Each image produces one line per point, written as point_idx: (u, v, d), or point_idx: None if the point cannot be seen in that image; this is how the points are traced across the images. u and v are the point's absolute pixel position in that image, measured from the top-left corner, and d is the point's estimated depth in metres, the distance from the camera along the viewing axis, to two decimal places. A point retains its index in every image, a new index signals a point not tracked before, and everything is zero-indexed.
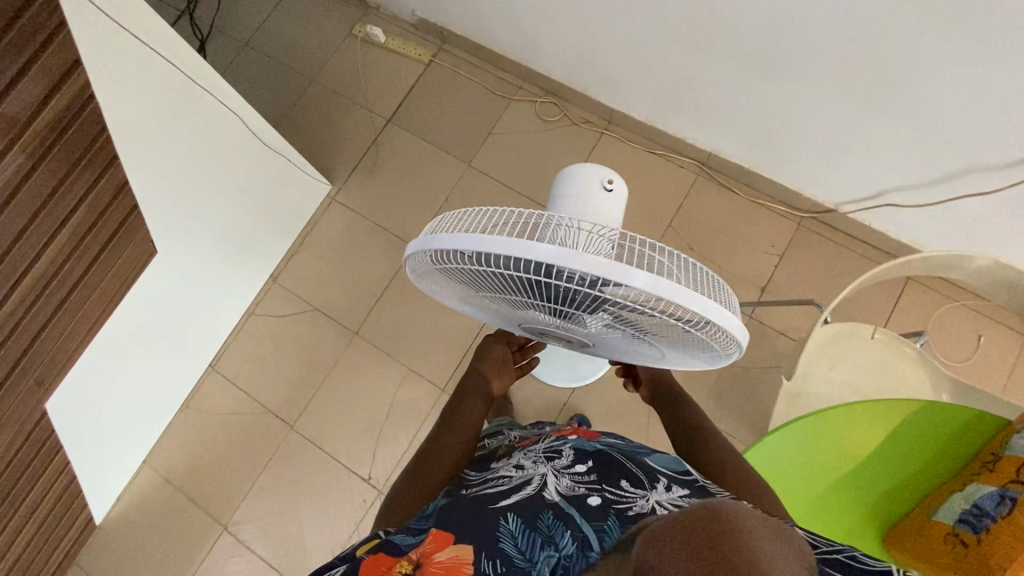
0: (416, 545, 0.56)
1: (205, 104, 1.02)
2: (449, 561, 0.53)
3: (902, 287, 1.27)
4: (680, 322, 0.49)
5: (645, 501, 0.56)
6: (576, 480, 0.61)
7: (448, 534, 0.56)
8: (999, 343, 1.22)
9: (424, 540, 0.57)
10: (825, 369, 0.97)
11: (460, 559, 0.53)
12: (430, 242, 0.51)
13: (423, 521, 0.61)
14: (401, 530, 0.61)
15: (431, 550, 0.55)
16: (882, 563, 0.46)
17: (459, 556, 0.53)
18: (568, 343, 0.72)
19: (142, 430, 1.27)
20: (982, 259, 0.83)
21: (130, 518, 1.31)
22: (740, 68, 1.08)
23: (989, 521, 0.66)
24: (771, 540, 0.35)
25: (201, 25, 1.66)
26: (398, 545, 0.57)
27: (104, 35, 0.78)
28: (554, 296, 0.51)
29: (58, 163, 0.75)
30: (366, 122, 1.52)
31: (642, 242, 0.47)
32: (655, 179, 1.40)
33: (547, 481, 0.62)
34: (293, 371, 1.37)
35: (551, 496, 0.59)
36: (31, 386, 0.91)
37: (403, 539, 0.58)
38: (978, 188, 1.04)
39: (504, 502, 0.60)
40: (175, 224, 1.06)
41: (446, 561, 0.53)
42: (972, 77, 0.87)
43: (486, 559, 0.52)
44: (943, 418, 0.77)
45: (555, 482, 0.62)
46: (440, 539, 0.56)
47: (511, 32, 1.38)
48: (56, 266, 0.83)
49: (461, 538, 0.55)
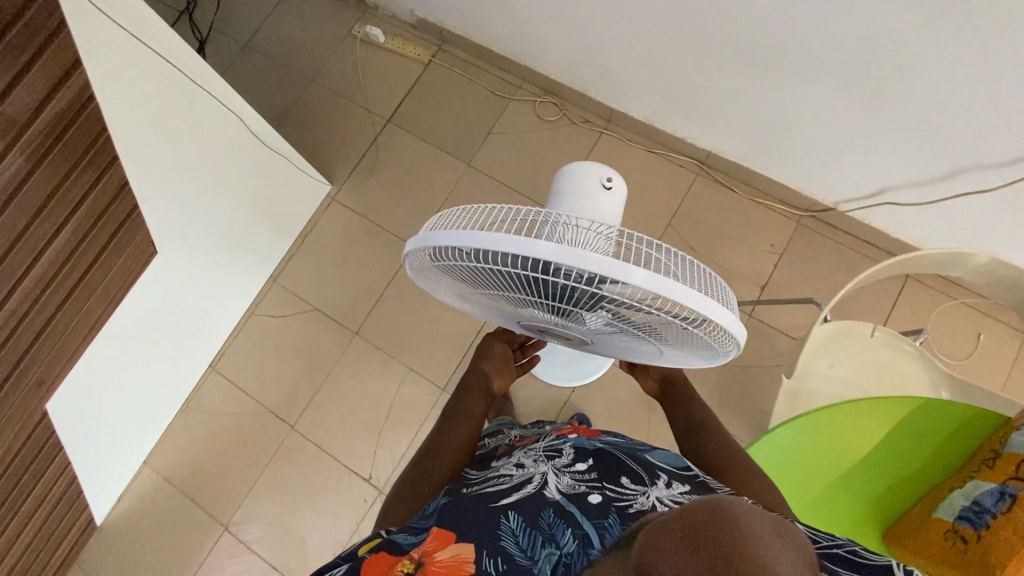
0: (418, 544, 0.57)
1: (204, 104, 1.02)
2: (450, 560, 0.53)
3: (902, 285, 1.27)
4: (679, 319, 0.49)
5: (646, 498, 0.57)
6: (577, 478, 0.61)
7: (449, 532, 0.56)
8: (999, 341, 1.22)
9: (425, 539, 0.57)
10: (825, 367, 0.97)
11: (461, 558, 0.53)
12: (430, 238, 0.51)
13: (425, 520, 0.61)
14: (402, 530, 0.61)
15: (432, 549, 0.55)
16: (882, 557, 0.47)
17: (460, 555, 0.53)
18: (567, 340, 0.72)
19: (142, 431, 1.27)
20: (981, 257, 0.83)
21: (130, 518, 1.31)
22: (739, 67, 1.08)
23: (989, 518, 0.66)
24: (770, 533, 0.35)
25: (199, 26, 1.66)
26: (400, 544, 0.58)
27: (104, 35, 0.78)
28: (553, 293, 0.51)
29: (58, 164, 0.75)
30: (365, 122, 1.52)
31: (641, 239, 0.47)
32: (655, 178, 1.40)
33: (548, 480, 0.62)
34: (293, 371, 1.37)
35: (552, 494, 0.59)
36: (32, 386, 0.91)
37: (404, 538, 0.59)
38: (978, 186, 1.04)
39: (505, 501, 0.60)
40: (175, 224, 1.06)
41: (447, 560, 0.53)
42: (970, 75, 0.87)
43: (487, 557, 0.52)
44: (943, 416, 0.78)
45: (556, 481, 0.62)
46: (441, 538, 0.56)
47: (510, 32, 1.38)
48: (56, 266, 0.83)
49: (463, 537, 0.55)
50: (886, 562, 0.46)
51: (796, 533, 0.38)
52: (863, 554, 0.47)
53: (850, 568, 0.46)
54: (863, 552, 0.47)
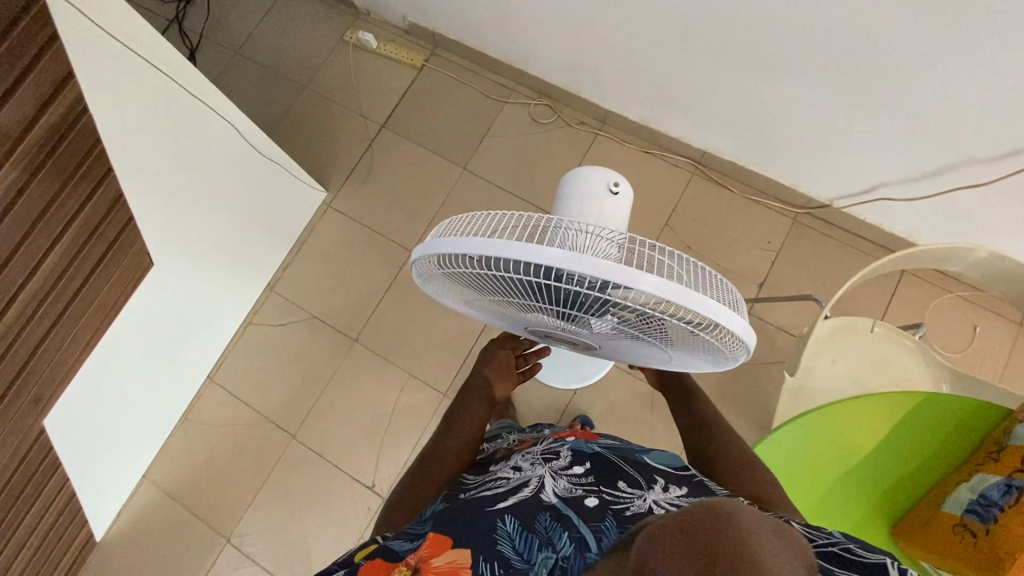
0: (414, 550, 0.57)
1: (196, 113, 1.01)
2: (447, 566, 0.53)
3: (897, 280, 1.28)
4: (688, 324, 0.49)
5: (642, 501, 0.56)
6: (573, 482, 0.61)
7: (446, 539, 0.56)
8: (994, 333, 1.23)
9: (421, 544, 0.57)
10: (826, 363, 0.98)
11: (458, 563, 0.53)
12: (438, 245, 0.50)
13: (420, 526, 0.62)
14: (398, 536, 0.61)
15: (429, 555, 0.55)
16: (875, 555, 0.46)
17: (457, 560, 0.53)
18: (572, 345, 0.71)
19: (141, 445, 1.26)
20: (980, 251, 0.83)
21: (130, 534, 1.30)
22: (732, 66, 1.09)
23: (997, 511, 0.68)
24: (769, 538, 0.35)
25: (189, 34, 1.66)
26: (395, 551, 0.58)
27: (94, 45, 0.77)
28: (560, 299, 0.51)
29: (53, 177, 0.74)
30: (359, 128, 1.52)
31: (649, 244, 0.47)
32: (651, 179, 1.40)
33: (544, 483, 0.62)
34: (293, 380, 1.36)
35: (549, 497, 0.59)
36: (29, 404, 0.89)
37: (400, 545, 0.59)
38: (970, 180, 1.06)
39: (502, 504, 0.59)
40: (168, 236, 1.05)
41: (443, 566, 0.53)
42: (960, 71, 0.88)
43: (484, 562, 0.52)
44: (943, 409, 0.78)
45: (553, 484, 0.61)
46: (437, 542, 0.56)
47: (503, 36, 1.38)
48: (52, 280, 0.82)
49: (459, 542, 0.55)
50: (881, 561, 0.45)
51: (793, 535, 0.38)
52: (853, 553, 0.46)
53: (844, 567, 0.45)
54: (855, 550, 0.47)
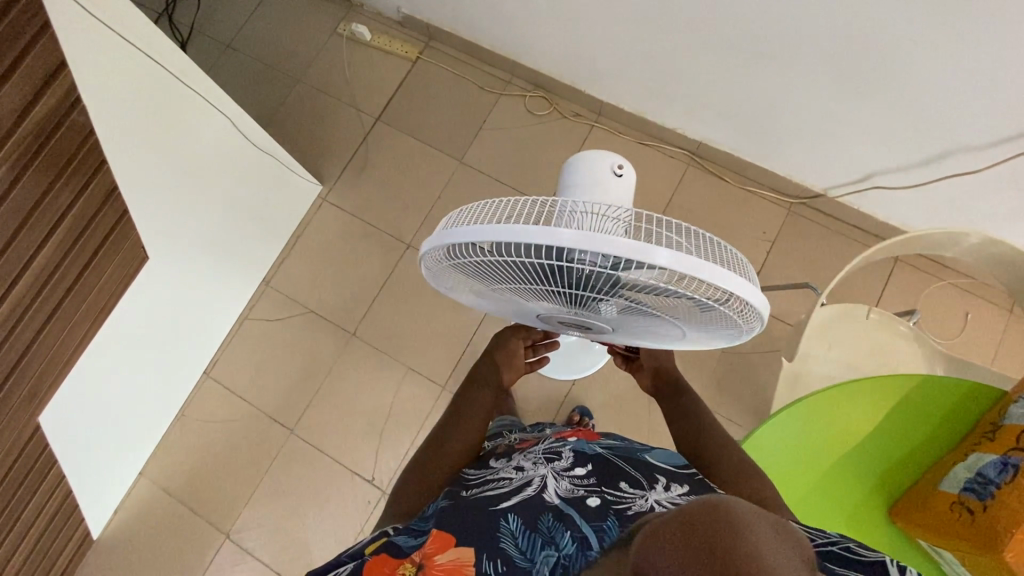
0: (418, 547, 0.57)
1: (190, 103, 1.00)
2: (450, 564, 0.53)
3: (891, 268, 1.29)
4: (702, 297, 0.49)
5: (644, 501, 0.57)
6: (575, 483, 0.62)
7: (449, 535, 0.56)
8: (985, 319, 1.25)
9: (425, 541, 0.57)
10: (823, 350, 0.99)
11: (461, 561, 0.53)
12: (447, 236, 0.51)
13: (425, 521, 0.61)
14: (404, 531, 0.61)
15: (433, 551, 0.55)
16: (876, 554, 0.47)
17: (460, 559, 0.53)
18: (581, 329, 0.72)
19: (137, 440, 1.25)
20: (974, 237, 0.84)
21: (127, 531, 1.29)
22: (726, 57, 1.10)
23: (994, 488, 0.69)
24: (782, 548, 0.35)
25: (179, 27, 1.64)
26: (399, 547, 0.58)
27: (82, 33, 0.76)
28: (573, 282, 0.51)
29: (46, 169, 0.74)
30: (354, 120, 1.51)
31: (657, 221, 0.48)
32: (647, 169, 1.41)
33: (547, 483, 0.62)
34: (291, 374, 1.36)
35: (551, 498, 0.59)
36: (23, 401, 0.88)
37: (405, 540, 0.59)
38: (962, 168, 1.07)
39: (504, 503, 0.59)
40: (161, 230, 1.03)
41: (446, 564, 0.53)
42: (950, 58, 0.89)
43: (487, 560, 0.52)
44: (937, 392, 0.81)
45: (556, 485, 0.62)
46: (441, 540, 0.56)
47: (498, 27, 1.38)
48: (44, 276, 0.81)
49: (463, 540, 0.55)
50: (883, 560, 0.46)
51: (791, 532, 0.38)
52: (855, 552, 0.47)
53: (849, 568, 0.46)
54: (858, 550, 0.48)
